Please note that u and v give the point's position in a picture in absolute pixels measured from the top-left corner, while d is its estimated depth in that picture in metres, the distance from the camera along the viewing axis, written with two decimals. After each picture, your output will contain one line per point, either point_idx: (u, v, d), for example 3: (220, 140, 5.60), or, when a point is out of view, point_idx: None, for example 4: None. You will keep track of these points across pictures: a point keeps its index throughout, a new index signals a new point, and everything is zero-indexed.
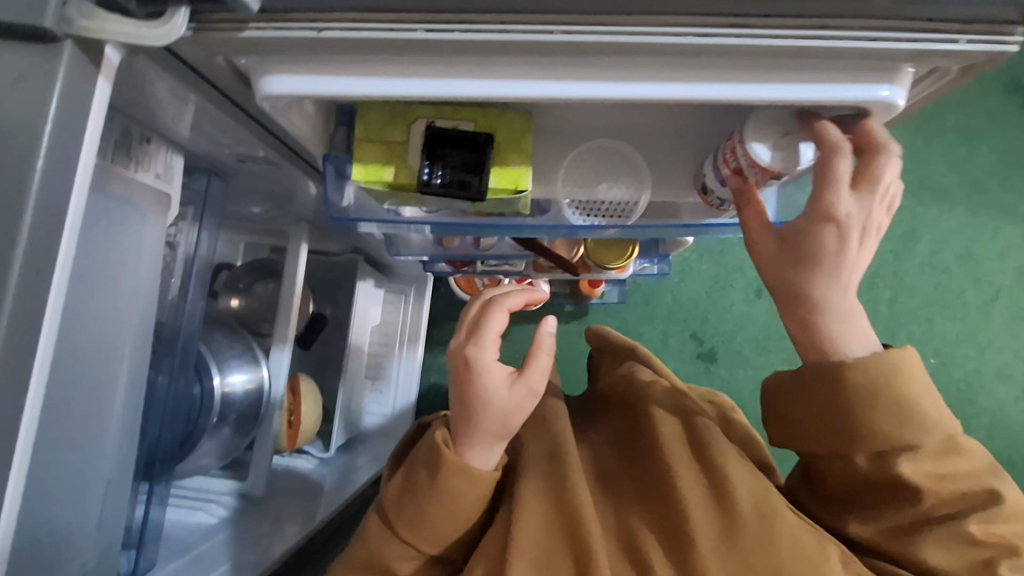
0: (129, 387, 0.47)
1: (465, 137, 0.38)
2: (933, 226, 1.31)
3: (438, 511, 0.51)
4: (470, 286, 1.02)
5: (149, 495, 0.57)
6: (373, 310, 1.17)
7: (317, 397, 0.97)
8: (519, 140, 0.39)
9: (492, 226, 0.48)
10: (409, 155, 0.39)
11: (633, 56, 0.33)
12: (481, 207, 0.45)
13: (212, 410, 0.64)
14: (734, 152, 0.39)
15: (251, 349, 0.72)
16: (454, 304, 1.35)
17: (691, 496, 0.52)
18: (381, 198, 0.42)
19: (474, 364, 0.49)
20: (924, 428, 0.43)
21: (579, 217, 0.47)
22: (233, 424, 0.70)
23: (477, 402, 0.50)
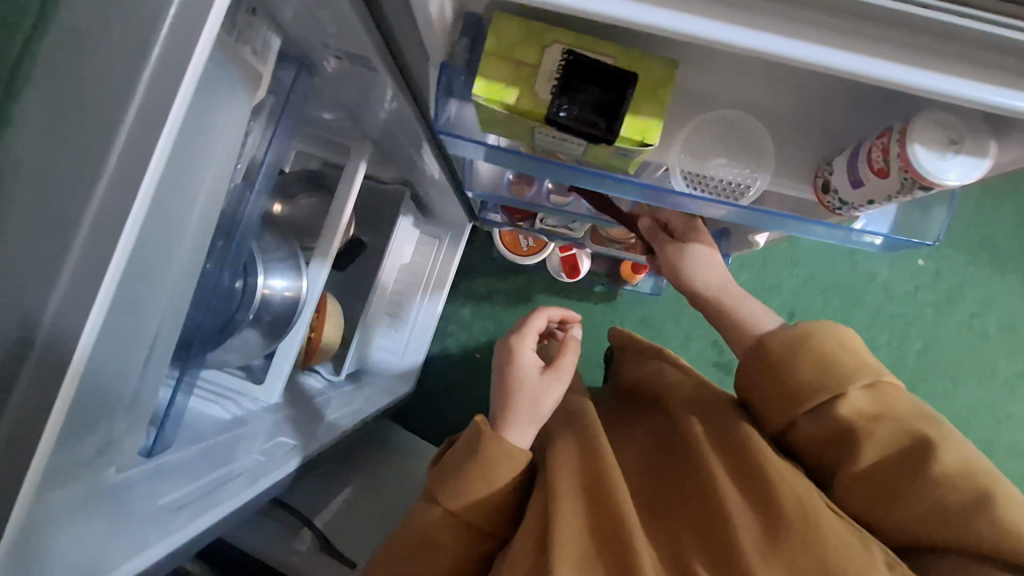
0: (187, 267, 0.45)
1: (604, 73, 0.35)
2: (982, 287, 1.27)
3: (476, 479, 0.61)
4: (513, 243, 1.00)
5: (177, 383, 0.56)
6: (406, 248, 1.15)
7: (340, 320, 0.96)
8: (658, 88, 0.36)
9: (591, 178, 0.45)
10: (538, 81, 0.36)
11: (820, 14, 0.30)
12: (591, 154, 0.41)
13: (249, 307, 0.65)
14: (885, 149, 0.37)
15: (294, 257, 0.71)
16: (484, 260, 1.33)
17: (732, 502, 0.55)
18: (494, 122, 0.40)
19: (516, 354, 0.71)
20: (849, 376, 0.55)
21: (685, 188, 0.44)
22: (264, 326, 0.69)
23: (514, 380, 0.69)
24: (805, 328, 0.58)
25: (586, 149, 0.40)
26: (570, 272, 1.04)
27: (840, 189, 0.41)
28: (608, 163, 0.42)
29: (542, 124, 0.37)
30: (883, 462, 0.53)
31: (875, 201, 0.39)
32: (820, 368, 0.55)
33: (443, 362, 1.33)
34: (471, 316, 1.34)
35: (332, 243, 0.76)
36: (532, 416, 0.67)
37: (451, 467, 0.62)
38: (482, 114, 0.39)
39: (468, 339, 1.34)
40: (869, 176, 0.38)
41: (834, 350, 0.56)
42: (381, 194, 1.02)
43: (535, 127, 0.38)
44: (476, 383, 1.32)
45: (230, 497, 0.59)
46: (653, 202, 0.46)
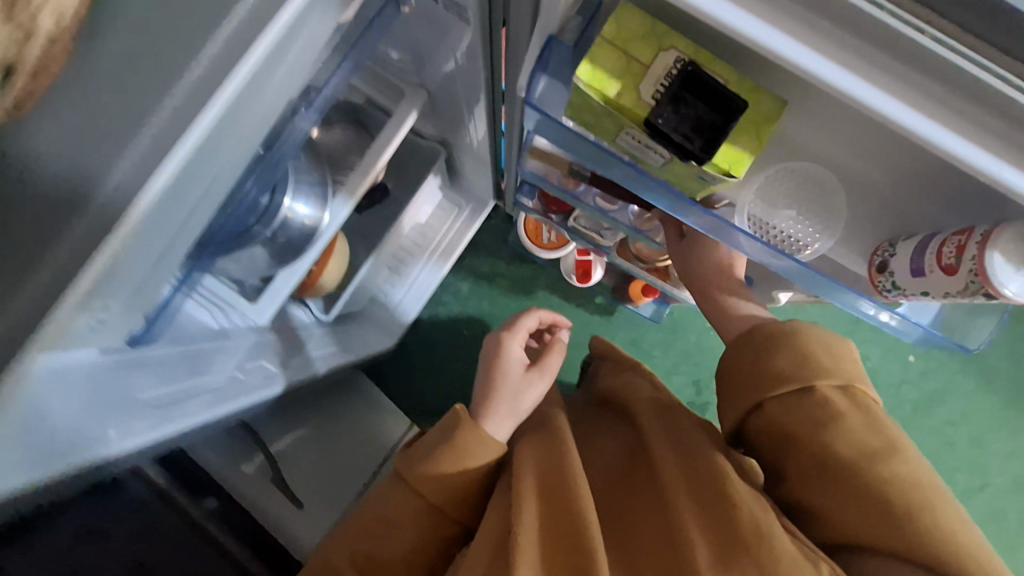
0: (233, 169, 0.43)
1: (717, 93, 0.34)
2: (961, 398, 1.29)
3: (447, 460, 0.60)
4: (535, 233, 0.99)
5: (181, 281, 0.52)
6: (425, 207, 1.15)
7: (344, 259, 0.94)
8: (761, 124, 0.36)
9: (665, 197, 0.44)
10: (645, 82, 0.35)
11: (937, 96, 0.31)
12: (672, 169, 0.40)
13: (269, 223, 0.63)
14: (961, 248, 0.37)
15: (324, 185, 0.70)
16: (496, 241, 1.32)
17: (687, 515, 0.54)
18: (585, 109, 0.39)
19: (504, 348, 0.77)
20: (817, 377, 0.54)
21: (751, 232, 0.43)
22: (276, 246, 0.67)
23: (498, 370, 0.75)
24: (779, 330, 0.57)
25: (666, 162, 0.39)
26: (581, 277, 1.04)
27: (895, 272, 0.41)
28: (685, 182, 0.41)
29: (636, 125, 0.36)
30: (827, 466, 0.52)
31: (930, 294, 0.39)
32: (786, 369, 0.55)
33: (429, 329, 1.32)
34: (468, 291, 1.33)
35: (362, 182, 0.73)
36: (514, 407, 0.71)
37: (422, 450, 0.62)
38: (576, 98, 0.38)
39: (459, 313, 1.33)
40: (930, 268, 0.38)
41: (809, 352, 0.55)
42: (418, 147, 1.00)
43: (624, 126, 0.38)
44: (455, 358, 1.32)
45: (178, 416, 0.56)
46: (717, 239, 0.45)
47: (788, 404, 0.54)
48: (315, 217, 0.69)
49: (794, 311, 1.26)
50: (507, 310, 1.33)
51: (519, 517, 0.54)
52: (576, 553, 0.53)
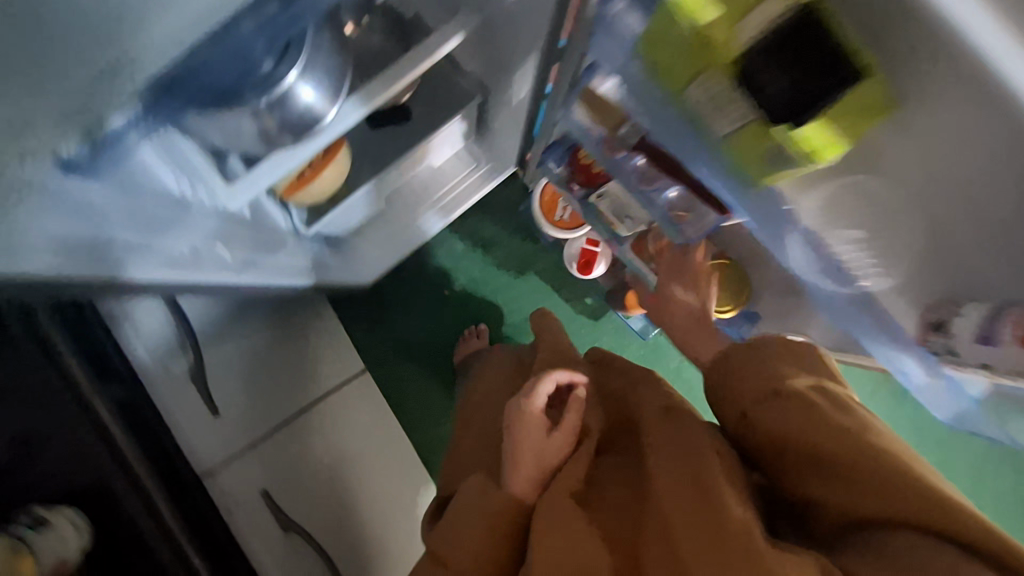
0: None
1: (828, 56, 0.34)
2: None
3: (468, 534, 0.61)
4: (550, 207, 0.92)
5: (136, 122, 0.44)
6: (443, 152, 1.07)
7: (341, 171, 0.86)
8: (860, 111, 0.36)
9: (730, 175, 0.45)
10: (749, 24, 0.35)
11: None
12: (754, 135, 0.40)
13: (266, 94, 0.57)
14: None
15: (340, 79, 0.63)
16: (509, 211, 1.26)
17: (677, 520, 0.50)
18: (666, 44, 0.39)
19: (522, 415, 0.66)
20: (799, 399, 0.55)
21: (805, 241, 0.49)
22: (271, 124, 0.60)
23: (515, 442, 0.64)
24: (750, 353, 0.62)
25: (739, 128, 0.40)
26: (582, 268, 0.97)
27: (955, 333, 0.44)
28: (748, 163, 0.42)
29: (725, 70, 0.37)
30: (810, 448, 0.51)
31: (991, 363, 0.45)
32: (764, 385, 0.59)
33: (411, 279, 1.25)
34: (462, 252, 1.26)
35: (385, 91, 0.66)
36: (540, 468, 0.62)
37: (459, 523, 0.62)
38: (663, 27, 0.39)
39: (448, 273, 1.26)
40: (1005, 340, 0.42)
41: (776, 367, 0.60)
42: (454, 83, 0.92)
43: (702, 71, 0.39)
44: (430, 317, 1.25)
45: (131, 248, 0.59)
46: (770, 231, 0.49)
47: (783, 434, 0.54)
48: (317, 108, 0.62)
49: None
50: (495, 283, 1.26)
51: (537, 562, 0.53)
52: None
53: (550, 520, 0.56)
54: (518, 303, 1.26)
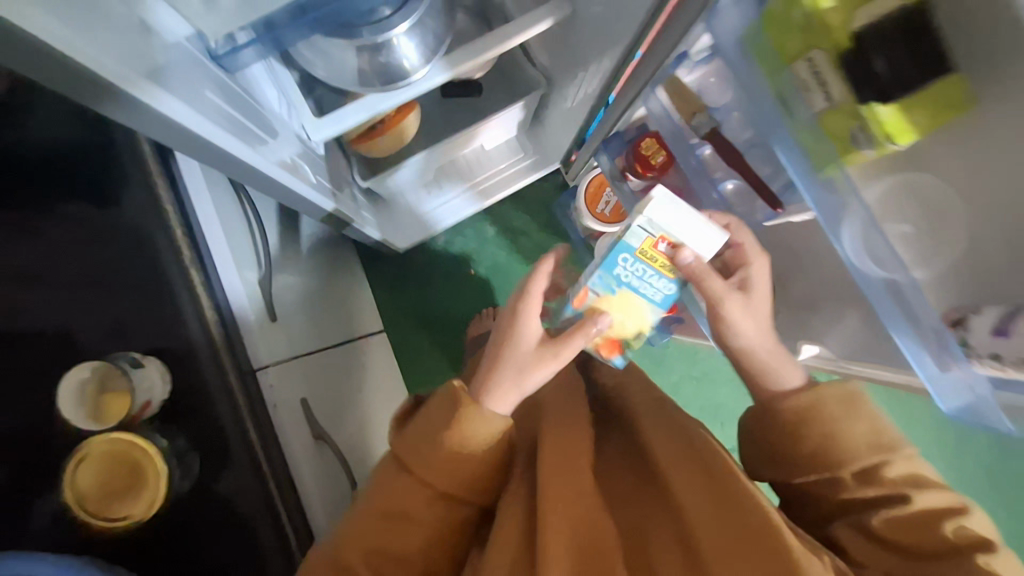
0: None
1: (930, 45, 0.35)
2: None
3: (459, 460, 0.58)
4: (593, 198, 0.97)
5: (257, 39, 0.47)
6: (497, 134, 1.13)
7: (407, 132, 0.91)
8: (947, 107, 0.36)
9: (802, 152, 0.42)
10: (855, 15, 0.36)
11: None
12: (835, 121, 0.39)
13: (376, 36, 0.61)
14: None
15: (438, 42, 0.68)
16: (542, 206, 1.31)
17: (699, 522, 0.54)
18: (779, 22, 0.39)
19: (517, 322, 0.64)
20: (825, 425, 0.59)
21: (864, 221, 0.40)
22: (369, 61, 0.65)
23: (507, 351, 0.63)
24: (814, 401, 0.60)
25: (827, 112, 0.39)
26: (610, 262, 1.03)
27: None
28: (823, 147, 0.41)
29: (833, 47, 0.37)
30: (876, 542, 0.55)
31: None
32: (823, 439, 0.59)
33: (436, 251, 1.29)
34: (491, 236, 1.30)
35: (468, 60, 0.72)
36: (514, 379, 0.62)
37: (424, 433, 0.59)
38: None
39: (472, 252, 1.31)
40: (1018, 333, 0.37)
41: (830, 406, 0.59)
42: (522, 70, 0.98)
43: (810, 51, 0.38)
44: (447, 291, 1.29)
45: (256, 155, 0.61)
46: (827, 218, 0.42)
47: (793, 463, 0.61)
48: (414, 64, 0.66)
49: None
50: (515, 270, 1.31)
51: (553, 528, 0.54)
52: None
53: (553, 466, 0.59)
54: None
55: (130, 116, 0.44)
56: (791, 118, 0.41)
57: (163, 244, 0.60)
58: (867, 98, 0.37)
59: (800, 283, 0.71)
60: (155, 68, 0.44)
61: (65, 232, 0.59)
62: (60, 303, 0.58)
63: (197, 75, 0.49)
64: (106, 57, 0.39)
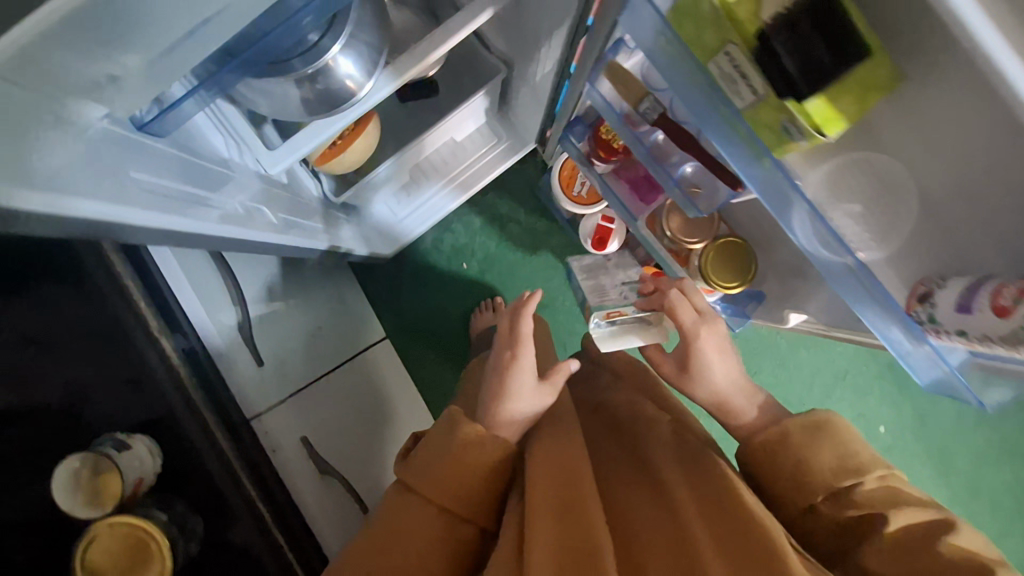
0: None
1: (842, 32, 0.34)
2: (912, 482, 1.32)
3: (450, 462, 0.62)
4: (569, 181, 0.95)
5: (194, 90, 0.45)
6: (465, 125, 1.10)
7: (371, 143, 0.90)
8: (868, 94, 0.37)
9: (736, 145, 0.42)
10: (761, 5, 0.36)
11: None
12: (765, 109, 0.39)
13: (311, 64, 0.57)
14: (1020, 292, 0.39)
15: (379, 53, 0.64)
16: (526, 187, 1.29)
17: (702, 533, 0.53)
18: (694, 17, 0.39)
19: (513, 362, 0.72)
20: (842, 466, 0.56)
21: (812, 213, 0.40)
22: (310, 90, 0.61)
23: (509, 390, 0.70)
24: (776, 434, 0.60)
25: (754, 103, 0.39)
26: (596, 243, 1.00)
27: (938, 304, 0.43)
28: (761, 134, 0.41)
29: (743, 42, 0.37)
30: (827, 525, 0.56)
31: (966, 331, 0.42)
32: (790, 470, 0.58)
33: (428, 249, 1.29)
34: (479, 227, 1.30)
35: (416, 64, 0.69)
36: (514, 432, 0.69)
37: (432, 461, 0.63)
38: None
39: (464, 245, 1.30)
40: (978, 309, 0.41)
41: (794, 437, 0.59)
42: (479, 58, 0.94)
43: (725, 45, 0.38)
44: (445, 287, 1.30)
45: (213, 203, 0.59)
46: (776, 208, 0.42)
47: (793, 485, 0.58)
48: (358, 80, 0.63)
49: (767, 334, 1.32)
50: (508, 257, 1.30)
51: (534, 531, 0.52)
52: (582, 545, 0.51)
53: (546, 465, 0.60)
54: (532, 279, 1.31)
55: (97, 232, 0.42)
56: (721, 111, 0.42)
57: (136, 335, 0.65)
58: (782, 95, 0.37)
59: (777, 248, 0.69)
60: (91, 182, 0.41)
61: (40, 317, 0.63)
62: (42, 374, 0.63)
63: (125, 155, 0.44)
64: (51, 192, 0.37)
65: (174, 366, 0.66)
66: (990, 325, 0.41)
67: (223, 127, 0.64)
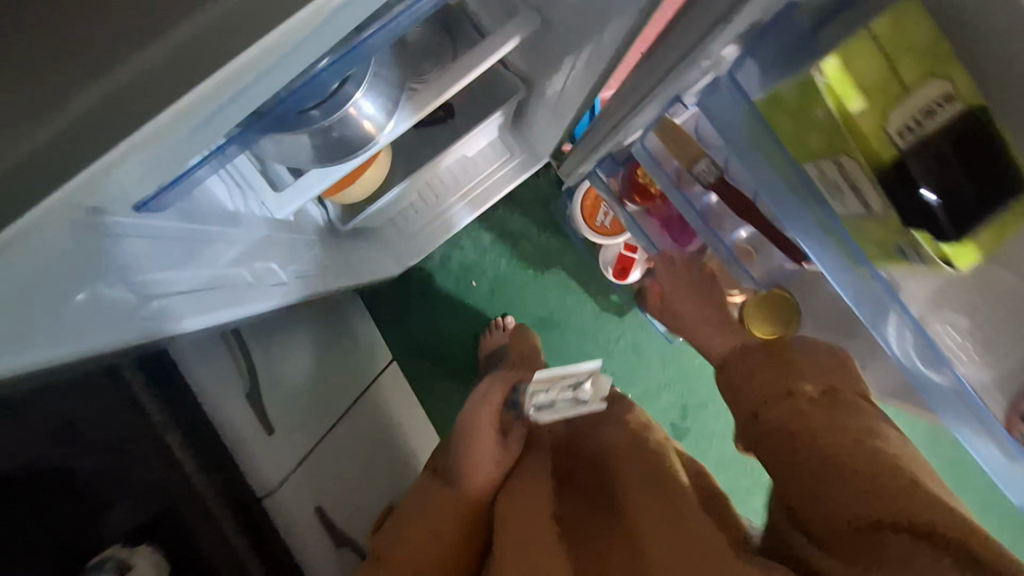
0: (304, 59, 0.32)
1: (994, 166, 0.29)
2: None
3: (420, 540, 0.57)
4: (593, 211, 0.90)
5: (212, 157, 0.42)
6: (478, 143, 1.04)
7: (382, 169, 0.85)
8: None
9: (832, 248, 0.38)
10: (896, 110, 0.29)
11: None
12: (870, 224, 0.34)
13: (331, 113, 0.53)
14: None
15: (401, 91, 0.60)
16: (537, 203, 1.24)
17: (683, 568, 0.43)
18: (796, 116, 0.33)
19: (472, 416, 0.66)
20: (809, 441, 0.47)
21: (908, 325, 0.36)
22: (326, 138, 0.57)
23: (468, 449, 0.62)
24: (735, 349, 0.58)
25: (861, 217, 0.34)
26: (618, 273, 0.96)
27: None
28: (863, 245, 0.36)
29: (868, 165, 0.30)
30: (783, 429, 0.49)
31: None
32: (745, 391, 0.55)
33: (434, 268, 1.23)
34: (489, 244, 1.24)
35: (437, 98, 0.62)
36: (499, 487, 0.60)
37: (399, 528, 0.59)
38: (799, 102, 0.32)
39: (473, 262, 1.24)
40: None
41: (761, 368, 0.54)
42: (497, 77, 0.88)
43: (839, 157, 0.31)
44: (453, 306, 1.24)
45: (205, 265, 0.53)
46: (870, 311, 0.38)
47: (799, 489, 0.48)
48: (378, 121, 0.59)
49: None
50: (519, 275, 1.25)
51: None
52: None
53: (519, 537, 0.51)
54: (544, 298, 1.25)
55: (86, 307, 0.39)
56: (817, 211, 0.37)
57: (126, 408, 0.63)
58: (913, 223, 0.30)
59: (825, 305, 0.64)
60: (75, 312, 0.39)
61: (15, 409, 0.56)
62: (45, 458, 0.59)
63: (132, 242, 0.42)
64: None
65: (163, 420, 0.65)
66: None
67: (237, 180, 0.60)
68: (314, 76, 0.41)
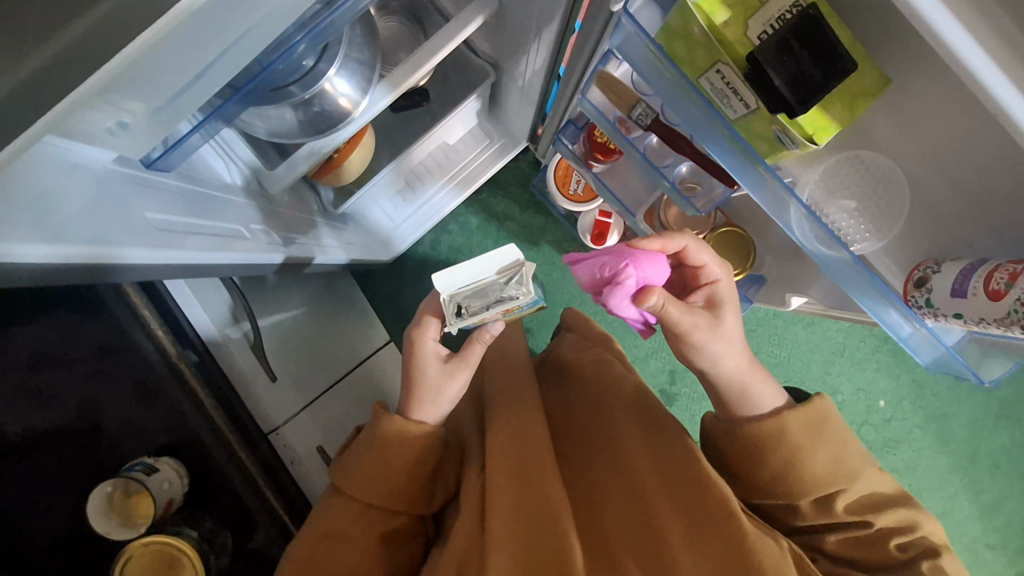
0: (247, 24, 0.37)
1: (824, 48, 0.37)
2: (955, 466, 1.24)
3: (370, 460, 0.56)
4: (565, 179, 0.97)
5: (201, 124, 0.47)
6: (456, 128, 1.10)
7: (368, 150, 0.92)
8: (857, 99, 0.41)
9: (735, 155, 0.47)
10: (749, 18, 0.39)
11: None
12: (759, 117, 0.44)
13: (308, 89, 0.59)
14: (1010, 275, 0.41)
15: (372, 68, 0.65)
16: (521, 185, 1.30)
17: (651, 485, 0.51)
18: (685, 39, 0.44)
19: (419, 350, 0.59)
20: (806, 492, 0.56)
21: (805, 214, 0.45)
22: (307, 113, 0.63)
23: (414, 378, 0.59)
24: (776, 427, 0.56)
25: (746, 116, 0.45)
26: (595, 238, 1.01)
27: (934, 289, 0.45)
28: (755, 143, 0.47)
29: (734, 62, 0.41)
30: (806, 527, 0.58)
31: (964, 316, 0.44)
32: (782, 464, 0.56)
33: (424, 252, 1.30)
34: (476, 226, 1.30)
35: (409, 77, 0.68)
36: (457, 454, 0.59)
37: (356, 458, 0.57)
38: (680, 25, 0.43)
39: (462, 245, 1.30)
40: (972, 292, 0.43)
41: (793, 432, 0.56)
42: (467, 62, 0.95)
43: (717, 64, 0.43)
44: None
45: (211, 220, 0.59)
46: (770, 206, 0.47)
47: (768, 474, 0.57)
48: (354, 99, 0.64)
49: (793, 326, 1.20)
50: None
51: (490, 528, 0.47)
52: (541, 527, 0.47)
53: (505, 435, 0.55)
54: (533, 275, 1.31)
55: (99, 279, 0.43)
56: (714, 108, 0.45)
57: (135, 350, 0.73)
58: (774, 107, 0.41)
59: (776, 236, 0.70)
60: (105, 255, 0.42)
61: (46, 336, 0.71)
62: (76, 384, 0.72)
63: (135, 193, 0.47)
64: (30, 243, 0.35)
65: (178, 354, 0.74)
66: (973, 304, 0.43)
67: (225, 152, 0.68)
68: (280, 55, 0.46)
